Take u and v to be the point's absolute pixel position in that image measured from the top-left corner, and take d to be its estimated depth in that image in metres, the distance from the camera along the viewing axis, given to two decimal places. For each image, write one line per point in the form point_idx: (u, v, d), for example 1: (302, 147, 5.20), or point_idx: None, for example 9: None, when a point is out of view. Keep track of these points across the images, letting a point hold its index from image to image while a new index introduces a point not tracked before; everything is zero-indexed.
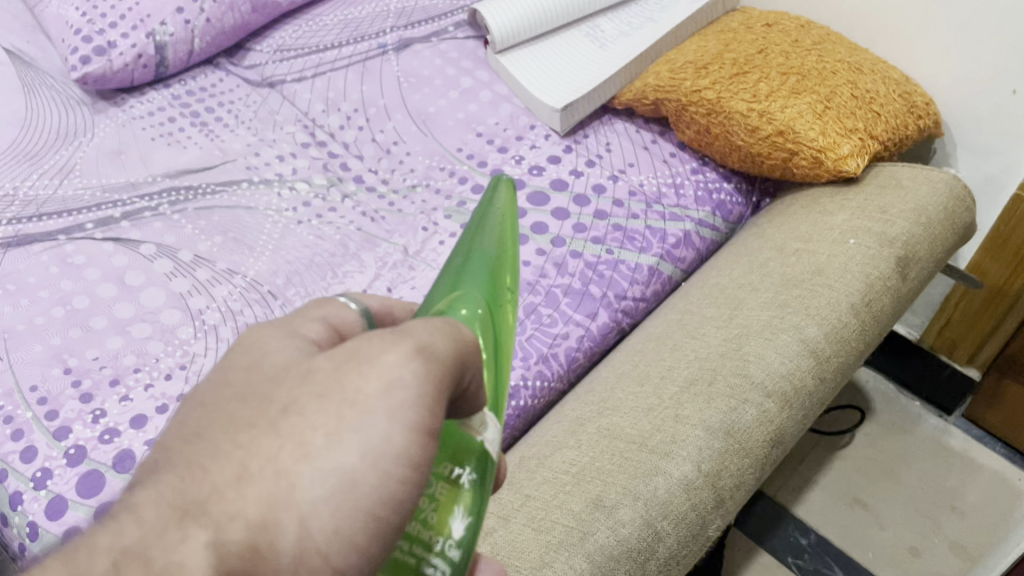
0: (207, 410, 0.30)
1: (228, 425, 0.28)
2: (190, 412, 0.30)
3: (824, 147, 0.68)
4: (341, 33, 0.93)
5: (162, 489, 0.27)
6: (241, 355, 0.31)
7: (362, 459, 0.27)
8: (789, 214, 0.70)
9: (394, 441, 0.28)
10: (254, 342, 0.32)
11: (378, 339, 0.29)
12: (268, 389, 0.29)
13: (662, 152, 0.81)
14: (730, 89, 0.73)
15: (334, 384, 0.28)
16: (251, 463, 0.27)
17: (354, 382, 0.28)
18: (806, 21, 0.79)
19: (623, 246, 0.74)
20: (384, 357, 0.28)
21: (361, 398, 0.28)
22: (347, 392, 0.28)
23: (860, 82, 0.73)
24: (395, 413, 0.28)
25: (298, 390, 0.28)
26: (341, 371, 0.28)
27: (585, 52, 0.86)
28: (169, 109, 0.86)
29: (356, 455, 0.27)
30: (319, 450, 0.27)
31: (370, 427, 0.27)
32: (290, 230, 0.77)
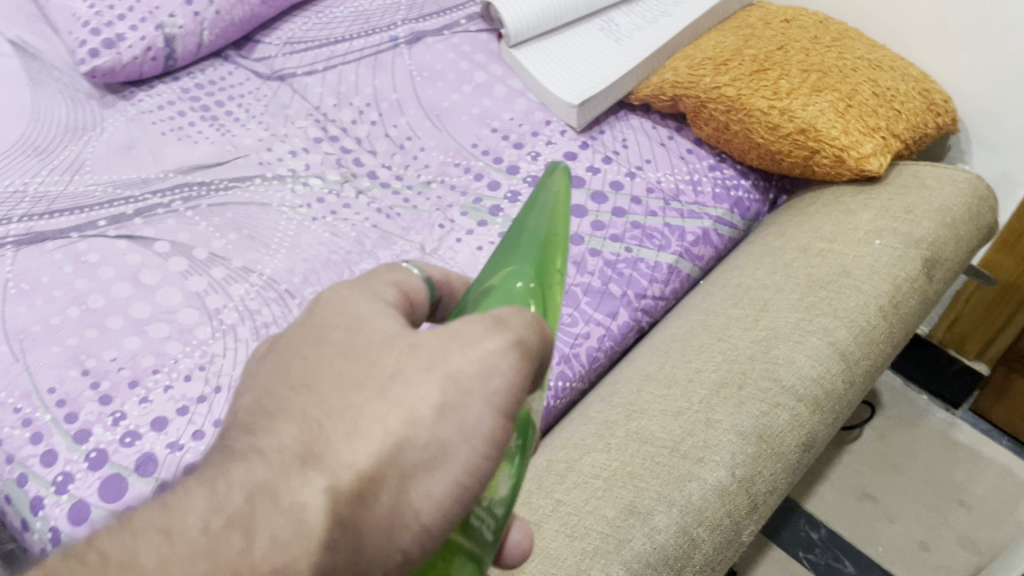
0: (314, 359, 0.32)
1: (337, 377, 0.31)
2: (289, 358, 0.32)
3: (847, 145, 0.67)
4: (352, 26, 0.91)
5: (284, 434, 0.29)
6: (333, 312, 0.33)
7: (461, 432, 0.30)
8: (809, 213, 0.70)
9: (486, 422, 0.31)
10: (345, 302, 0.34)
11: (481, 325, 0.32)
12: (374, 353, 0.31)
13: (679, 149, 0.81)
14: (751, 86, 0.73)
15: (438, 361, 0.31)
16: (362, 420, 0.30)
17: (457, 361, 0.31)
18: (824, 16, 0.79)
19: (642, 244, 0.74)
20: (485, 343, 0.31)
21: (463, 379, 0.31)
22: (451, 370, 0.31)
23: (880, 79, 0.72)
24: (491, 398, 0.31)
25: (407, 359, 0.31)
26: (445, 349, 0.31)
27: (600, 46, 0.85)
28: (178, 103, 0.85)
29: (451, 429, 0.30)
30: (423, 417, 0.30)
31: (468, 405, 0.31)
32: (305, 227, 0.77)
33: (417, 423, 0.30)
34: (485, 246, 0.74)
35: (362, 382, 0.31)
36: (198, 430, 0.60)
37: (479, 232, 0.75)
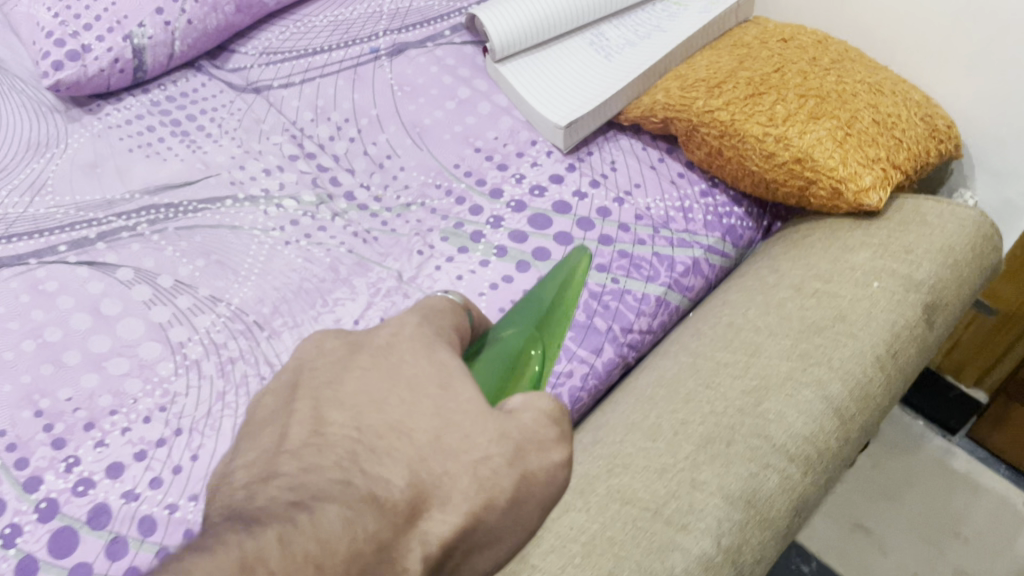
0: (411, 409, 0.37)
1: (433, 441, 0.36)
2: (387, 406, 0.37)
3: (845, 176, 0.64)
4: (331, 36, 0.88)
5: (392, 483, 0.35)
6: (422, 367, 0.38)
7: (518, 522, 0.36)
8: (804, 246, 0.66)
9: (536, 516, 0.36)
10: (428, 354, 0.38)
11: (551, 429, 0.37)
12: (463, 424, 0.36)
13: (669, 172, 0.77)
14: (745, 111, 0.69)
15: (515, 458, 0.35)
16: (450, 492, 0.35)
17: (531, 459, 0.36)
18: (823, 36, 0.75)
19: (629, 275, 0.71)
20: (553, 453, 0.37)
21: (530, 481, 0.36)
22: (528, 468, 0.36)
23: (881, 105, 0.69)
24: (545, 499, 0.36)
25: (497, 447, 0.35)
26: (520, 450, 0.36)
27: (589, 62, 0.82)
28: (147, 117, 0.81)
29: (512, 520, 0.35)
30: (496, 508, 0.35)
31: (527, 504, 0.36)
32: (277, 251, 0.73)
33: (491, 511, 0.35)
34: (465, 275, 0.70)
35: (461, 455, 0.35)
36: (156, 477, 0.57)
37: (458, 258, 0.71)
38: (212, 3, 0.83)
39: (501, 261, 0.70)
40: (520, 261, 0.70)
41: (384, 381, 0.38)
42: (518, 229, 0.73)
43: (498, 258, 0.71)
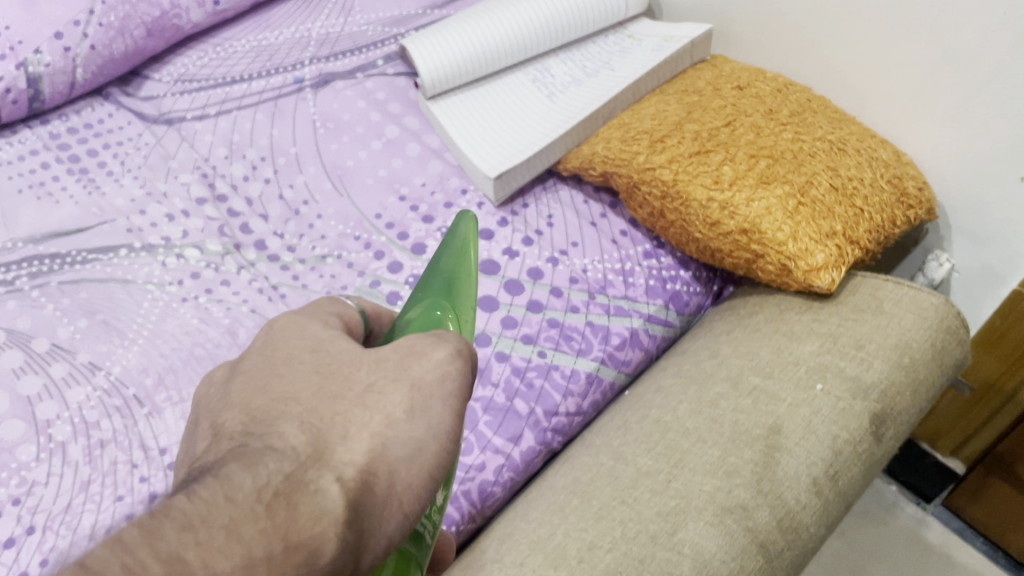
0: (296, 378, 0.35)
1: (318, 393, 0.34)
2: (266, 385, 0.35)
3: (794, 252, 0.57)
4: (253, 63, 0.80)
5: (290, 437, 0.32)
6: (294, 343, 0.37)
7: (428, 430, 0.33)
8: (748, 329, 0.59)
9: (444, 420, 0.34)
10: (299, 329, 0.38)
11: (429, 338, 0.36)
12: (347, 368, 0.35)
13: (611, 230, 0.70)
14: (690, 170, 0.62)
15: (402, 372, 0.34)
16: (351, 426, 0.33)
17: (418, 372, 0.34)
18: (783, 83, 0.68)
19: (558, 348, 0.63)
20: (435, 352, 0.35)
21: (424, 384, 0.34)
22: (413, 379, 0.34)
23: (841, 167, 0.62)
24: (447, 398, 0.34)
25: (379, 373, 0.34)
26: (405, 362, 0.35)
27: (529, 101, 0.74)
28: (43, 152, 0.74)
29: (423, 429, 0.33)
30: (400, 421, 0.33)
31: (434, 408, 0.34)
32: (171, 309, 0.66)
33: (396, 424, 0.33)
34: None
35: (351, 386, 0.34)
36: None
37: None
38: (118, 26, 0.76)
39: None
40: None
41: (266, 364, 0.36)
42: None
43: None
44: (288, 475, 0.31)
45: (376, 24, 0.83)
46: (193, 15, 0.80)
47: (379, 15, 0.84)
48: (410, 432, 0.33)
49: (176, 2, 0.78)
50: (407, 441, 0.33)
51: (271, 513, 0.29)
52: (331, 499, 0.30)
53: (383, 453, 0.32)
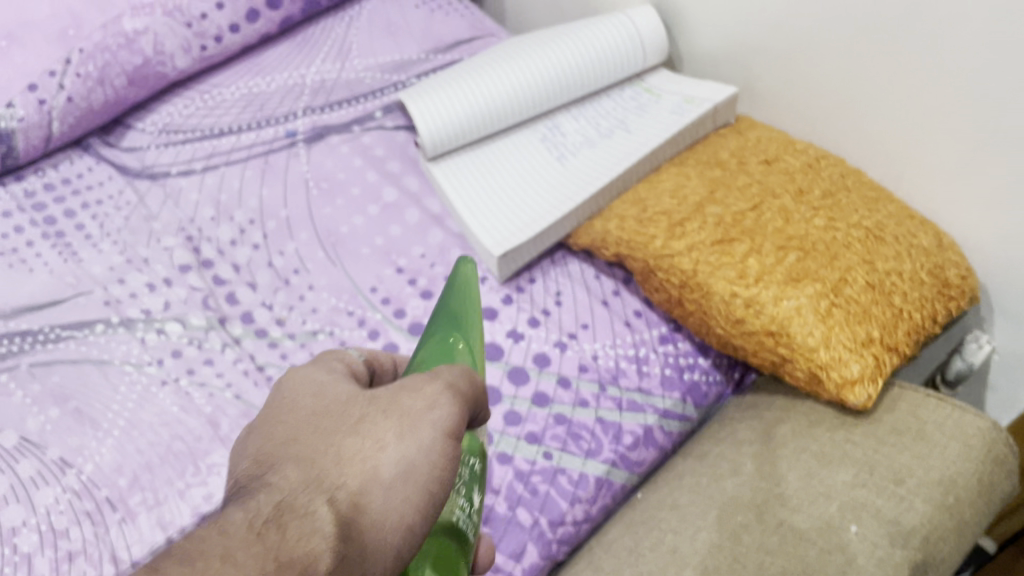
0: (296, 416, 0.35)
1: (314, 430, 0.34)
2: (269, 423, 0.35)
3: (825, 361, 0.51)
4: (243, 113, 0.75)
5: (285, 470, 0.32)
6: (298, 382, 0.37)
7: (422, 451, 0.33)
8: (774, 443, 0.54)
9: (437, 442, 0.33)
10: (297, 379, 0.37)
11: (422, 375, 0.35)
12: (345, 402, 0.35)
13: (625, 310, 0.65)
14: (711, 259, 0.56)
15: (393, 401, 0.34)
16: (343, 454, 0.32)
17: (408, 403, 0.34)
18: (816, 155, 0.62)
19: (565, 449, 0.58)
20: (427, 384, 0.34)
21: (414, 412, 0.33)
22: (403, 406, 0.34)
23: (878, 259, 0.56)
24: (437, 424, 0.33)
25: (372, 406, 0.34)
26: (397, 392, 0.34)
27: (538, 164, 0.69)
28: (17, 214, 0.69)
29: (416, 449, 0.32)
30: (390, 444, 0.32)
31: (425, 431, 0.33)
32: (150, 394, 0.60)
33: (388, 449, 0.32)
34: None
35: (341, 422, 0.34)
36: None
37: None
38: (97, 76, 0.71)
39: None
40: None
41: (264, 415, 0.36)
42: None
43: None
44: (281, 501, 0.30)
45: (375, 70, 0.77)
46: (178, 62, 0.75)
47: (378, 59, 0.78)
48: (403, 455, 0.32)
49: (159, 49, 0.73)
50: (398, 463, 0.32)
51: (263, 538, 0.29)
52: (323, 520, 0.30)
53: (375, 476, 0.32)
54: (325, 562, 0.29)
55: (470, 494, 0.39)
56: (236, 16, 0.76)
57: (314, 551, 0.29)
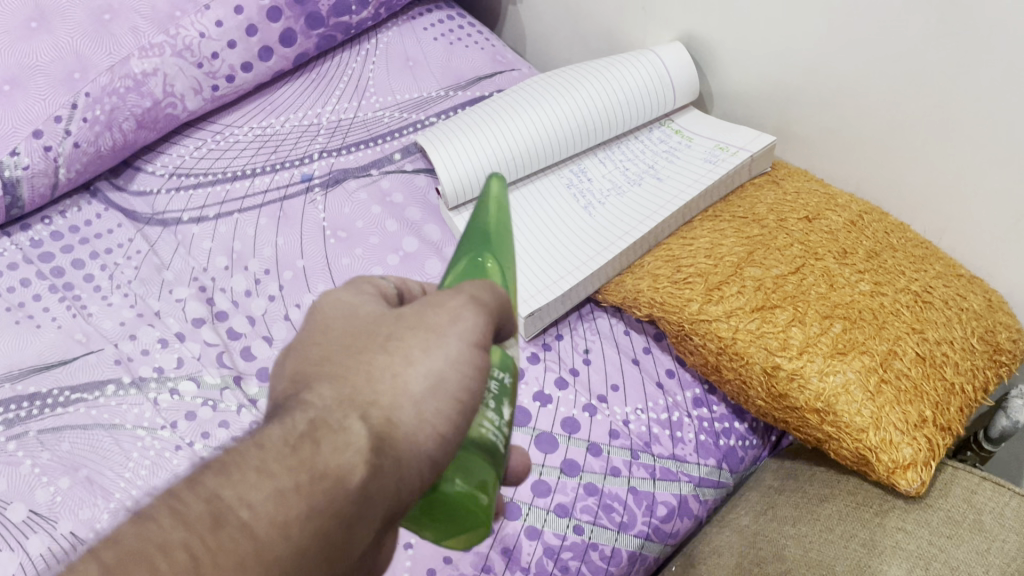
0: (328, 340, 0.33)
1: (344, 348, 0.32)
2: (299, 349, 0.33)
3: (875, 443, 0.49)
4: (257, 156, 0.73)
5: (319, 389, 0.30)
6: (325, 311, 0.35)
7: (451, 363, 0.31)
8: (816, 527, 0.51)
9: (466, 354, 0.32)
10: (325, 300, 0.35)
11: (445, 291, 0.34)
12: (374, 324, 0.33)
13: (657, 370, 0.62)
14: (751, 327, 0.54)
15: (421, 319, 0.32)
16: (374, 369, 0.31)
17: (433, 317, 0.32)
18: (858, 211, 0.60)
19: (597, 521, 0.56)
20: (452, 299, 0.33)
21: (440, 327, 0.32)
22: (429, 322, 0.32)
23: (927, 328, 0.53)
24: (465, 334, 0.32)
25: (398, 324, 0.33)
26: (423, 310, 0.33)
27: (564, 212, 0.66)
28: (24, 267, 0.67)
29: (445, 361, 0.31)
30: (420, 357, 0.31)
31: (453, 344, 0.32)
32: (163, 462, 0.55)
33: (418, 363, 0.31)
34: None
35: (373, 336, 0.32)
36: None
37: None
38: (105, 120, 0.68)
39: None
40: None
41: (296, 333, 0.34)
42: None
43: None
44: (315, 417, 0.29)
45: (393, 109, 0.76)
46: (188, 103, 0.73)
47: (397, 97, 0.77)
48: (434, 369, 0.31)
49: (169, 90, 0.71)
50: (429, 376, 0.31)
51: (297, 451, 0.28)
52: (356, 435, 0.29)
53: (406, 391, 0.30)
54: (358, 476, 0.28)
55: (502, 408, 0.36)
56: (248, 54, 0.74)
57: (346, 463, 0.28)
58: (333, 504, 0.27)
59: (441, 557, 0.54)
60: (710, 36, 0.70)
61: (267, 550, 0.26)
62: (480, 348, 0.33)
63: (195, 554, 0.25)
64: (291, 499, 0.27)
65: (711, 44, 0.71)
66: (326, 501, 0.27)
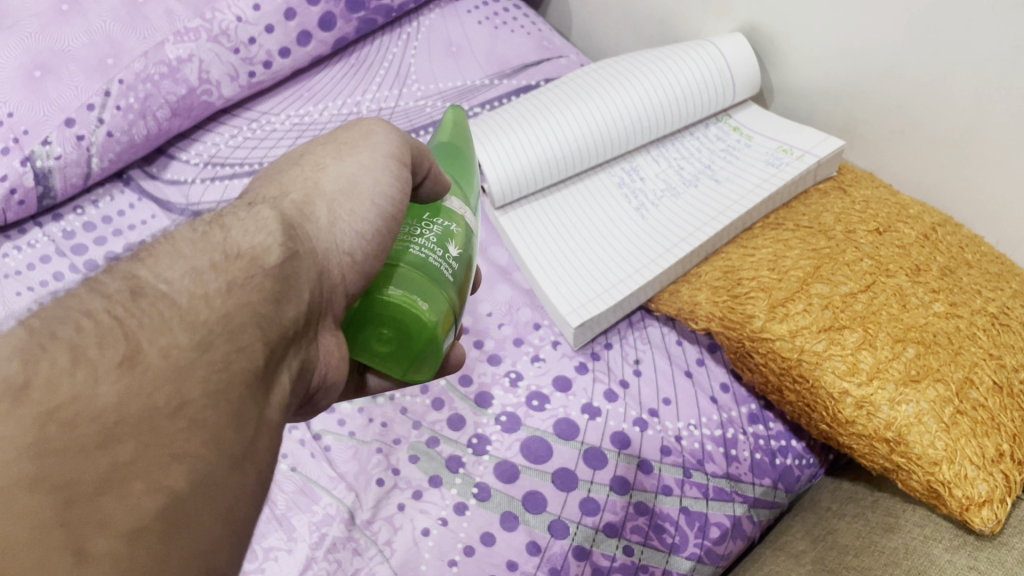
0: (283, 176, 0.35)
1: (292, 184, 0.34)
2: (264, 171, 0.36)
3: (948, 477, 0.45)
4: (294, 145, 0.71)
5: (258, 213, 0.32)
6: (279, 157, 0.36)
7: (372, 199, 0.34)
8: (882, 559, 0.47)
9: (388, 198, 0.34)
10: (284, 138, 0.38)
11: (375, 139, 0.36)
12: (315, 170, 0.34)
13: (710, 383, 0.60)
14: (817, 347, 0.51)
15: (352, 165, 0.34)
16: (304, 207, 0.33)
17: (355, 171, 0.34)
18: (930, 226, 0.58)
19: (648, 542, 0.52)
20: (375, 146, 0.35)
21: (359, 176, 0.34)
22: (354, 174, 0.34)
23: (1007, 353, 0.50)
24: (380, 189, 0.34)
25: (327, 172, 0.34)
26: (351, 153, 0.35)
27: (615, 215, 0.64)
28: (55, 259, 0.65)
29: (367, 202, 0.33)
30: (344, 205, 0.33)
31: (377, 196, 0.34)
32: None
33: (348, 204, 0.33)
34: (434, 527, 0.51)
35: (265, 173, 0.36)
36: None
37: (426, 499, 0.53)
38: (139, 108, 0.66)
39: (481, 507, 0.52)
40: (506, 512, 0.52)
41: None
42: (507, 459, 0.55)
43: (479, 503, 0.53)
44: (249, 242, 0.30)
45: (435, 97, 0.74)
46: (224, 90, 0.71)
47: (439, 85, 0.75)
48: (358, 203, 0.33)
49: (205, 77, 0.69)
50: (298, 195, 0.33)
51: (208, 237, 0.30)
52: (267, 217, 0.31)
53: (318, 189, 0.34)
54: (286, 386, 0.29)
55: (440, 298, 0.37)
56: (287, 39, 0.72)
57: (264, 244, 0.30)
58: (255, 278, 0.29)
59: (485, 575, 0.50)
60: (773, 27, 0.67)
61: (190, 314, 0.26)
62: (395, 158, 0.35)
63: (117, 314, 0.25)
64: (207, 277, 0.28)
65: (778, 37, 0.67)
66: (244, 277, 0.28)
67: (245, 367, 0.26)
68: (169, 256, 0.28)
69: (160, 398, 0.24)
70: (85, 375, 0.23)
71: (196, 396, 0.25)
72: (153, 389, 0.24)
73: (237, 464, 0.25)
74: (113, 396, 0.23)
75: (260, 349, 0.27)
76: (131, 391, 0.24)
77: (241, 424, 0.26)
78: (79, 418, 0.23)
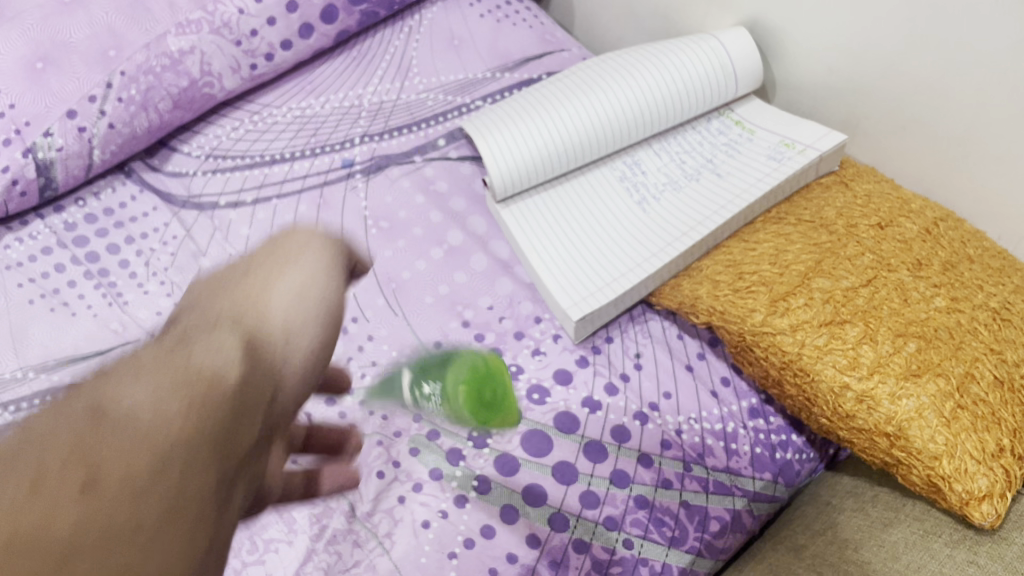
0: (220, 288, 0.32)
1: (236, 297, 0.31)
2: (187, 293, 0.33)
3: (948, 472, 0.45)
4: (296, 138, 0.72)
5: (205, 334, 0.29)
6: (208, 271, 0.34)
7: (314, 308, 0.33)
8: (881, 554, 0.47)
9: (324, 295, 0.33)
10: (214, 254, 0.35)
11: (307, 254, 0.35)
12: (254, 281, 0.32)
13: (711, 377, 0.60)
14: (818, 342, 0.51)
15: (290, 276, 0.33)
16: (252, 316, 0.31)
17: (294, 278, 0.33)
18: (932, 221, 0.58)
19: (647, 536, 0.52)
20: (309, 262, 0.34)
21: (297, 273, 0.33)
22: (292, 286, 0.33)
23: (1008, 348, 0.50)
24: (314, 289, 0.33)
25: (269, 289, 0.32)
26: (285, 257, 0.34)
27: (616, 210, 0.64)
28: (58, 251, 0.65)
29: (311, 312, 0.32)
30: (292, 305, 0.32)
31: (320, 294, 0.33)
32: None
33: (298, 315, 0.32)
34: (434, 520, 0.51)
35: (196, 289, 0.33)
36: None
37: (426, 492, 0.53)
38: (140, 100, 0.66)
39: (481, 500, 0.53)
40: (507, 505, 0.52)
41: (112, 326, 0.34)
42: (508, 452, 0.55)
43: (479, 496, 0.53)
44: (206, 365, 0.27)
45: (437, 91, 0.74)
46: (226, 82, 0.71)
47: (441, 78, 0.75)
48: (305, 316, 0.32)
49: (207, 69, 0.69)
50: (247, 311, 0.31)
51: (164, 357, 0.27)
52: (224, 338, 0.29)
53: (267, 307, 0.31)
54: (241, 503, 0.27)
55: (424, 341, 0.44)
56: (289, 32, 0.72)
57: (223, 363, 0.28)
58: (216, 403, 0.26)
59: (486, 568, 0.50)
60: (776, 21, 0.67)
61: (150, 435, 0.24)
62: (330, 271, 0.34)
63: (68, 438, 0.23)
64: (166, 399, 0.25)
65: (780, 30, 0.67)
66: (206, 397, 0.26)
67: (204, 482, 0.25)
68: (125, 376, 0.26)
69: (120, 515, 0.23)
70: (42, 502, 0.22)
71: (155, 516, 0.23)
72: (107, 518, 0.22)
73: (221, 507, 0.25)
74: (71, 522, 0.22)
75: (224, 469, 0.26)
76: (125, 451, 0.24)
77: (193, 538, 0.24)
78: (17, 537, 0.21)
